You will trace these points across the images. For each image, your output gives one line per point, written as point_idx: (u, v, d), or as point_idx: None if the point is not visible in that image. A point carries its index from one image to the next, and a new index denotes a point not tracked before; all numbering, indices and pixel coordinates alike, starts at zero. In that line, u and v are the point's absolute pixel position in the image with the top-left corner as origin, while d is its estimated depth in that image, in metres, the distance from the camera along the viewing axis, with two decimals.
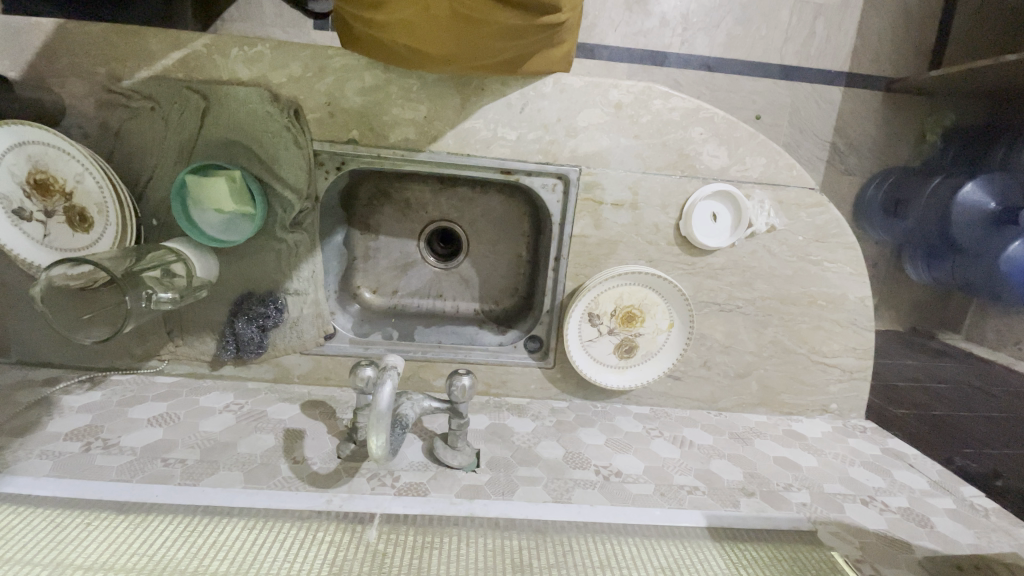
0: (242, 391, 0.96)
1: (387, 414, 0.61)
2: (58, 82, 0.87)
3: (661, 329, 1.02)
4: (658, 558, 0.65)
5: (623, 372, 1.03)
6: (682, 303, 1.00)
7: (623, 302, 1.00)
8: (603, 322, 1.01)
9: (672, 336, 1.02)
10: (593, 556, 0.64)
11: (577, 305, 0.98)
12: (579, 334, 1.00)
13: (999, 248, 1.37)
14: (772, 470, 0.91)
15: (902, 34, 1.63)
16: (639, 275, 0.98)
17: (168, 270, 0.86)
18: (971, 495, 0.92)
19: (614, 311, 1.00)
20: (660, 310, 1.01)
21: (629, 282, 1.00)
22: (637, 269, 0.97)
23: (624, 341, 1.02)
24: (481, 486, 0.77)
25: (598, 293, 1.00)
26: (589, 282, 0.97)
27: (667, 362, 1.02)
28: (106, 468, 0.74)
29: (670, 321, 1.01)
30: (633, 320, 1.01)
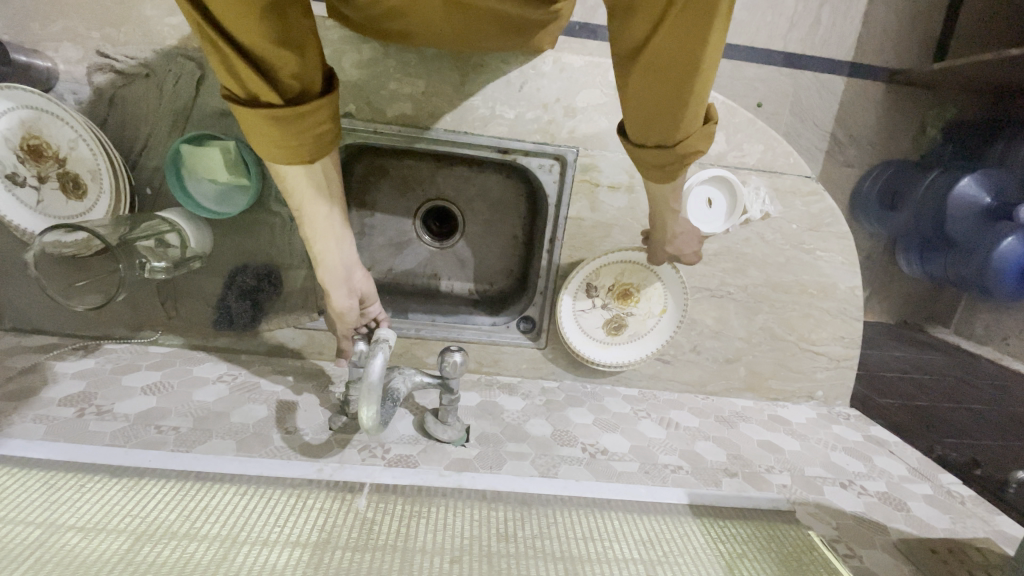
0: (236, 362, 0.97)
1: (379, 385, 0.62)
2: (51, 46, 0.86)
3: (653, 313, 1.03)
4: (640, 532, 0.67)
5: (608, 348, 1.03)
6: (680, 292, 1.02)
7: (621, 278, 1.02)
8: (598, 295, 1.02)
9: (663, 320, 1.03)
10: (578, 529, 0.66)
11: (578, 272, 1.00)
12: (572, 302, 1.01)
13: (993, 243, 1.38)
14: (756, 453, 0.93)
15: (909, 24, 1.61)
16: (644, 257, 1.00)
17: (162, 240, 0.87)
18: (949, 482, 0.94)
19: (610, 285, 1.02)
20: (655, 294, 1.03)
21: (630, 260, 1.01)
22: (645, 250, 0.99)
23: (614, 317, 1.03)
24: (469, 460, 0.79)
25: (600, 266, 1.01)
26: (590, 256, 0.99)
27: (652, 347, 1.03)
28: (100, 433, 0.75)
29: (663, 307, 1.03)
30: (628, 297, 1.03)
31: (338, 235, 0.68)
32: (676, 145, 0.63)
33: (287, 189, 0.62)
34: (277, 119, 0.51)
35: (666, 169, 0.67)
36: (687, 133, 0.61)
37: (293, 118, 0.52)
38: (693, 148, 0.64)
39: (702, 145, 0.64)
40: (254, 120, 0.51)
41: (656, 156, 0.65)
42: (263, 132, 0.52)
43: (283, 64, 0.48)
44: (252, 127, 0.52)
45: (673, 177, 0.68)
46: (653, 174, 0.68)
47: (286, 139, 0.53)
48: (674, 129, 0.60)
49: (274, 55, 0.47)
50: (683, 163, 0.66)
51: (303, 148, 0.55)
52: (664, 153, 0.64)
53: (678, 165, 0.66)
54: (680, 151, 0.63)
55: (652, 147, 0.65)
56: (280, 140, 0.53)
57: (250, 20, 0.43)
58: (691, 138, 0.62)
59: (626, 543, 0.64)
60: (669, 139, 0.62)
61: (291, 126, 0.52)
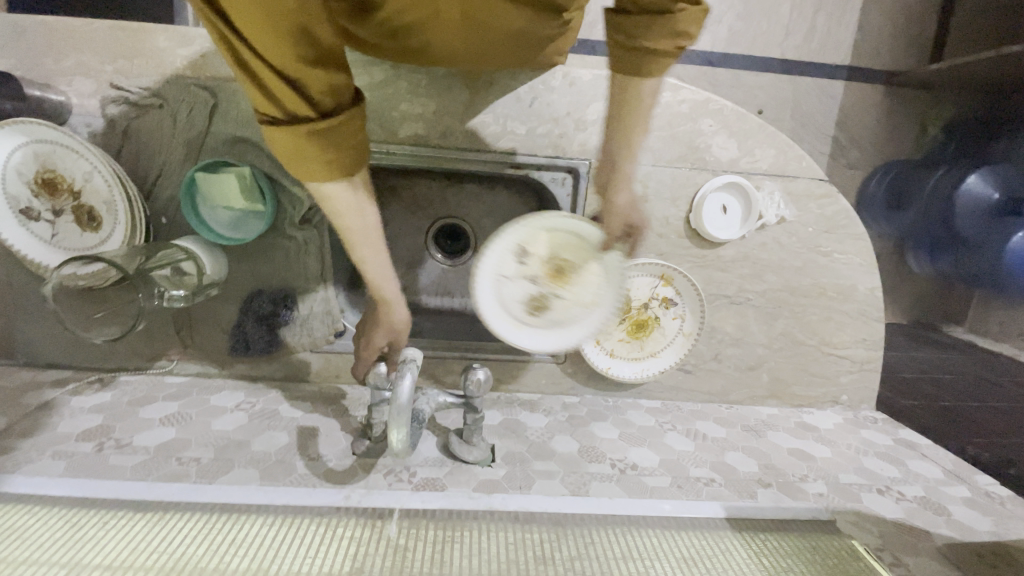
0: (253, 389, 0.95)
1: (407, 407, 0.61)
2: (64, 81, 0.86)
3: (580, 304, 0.85)
4: (680, 550, 0.64)
5: (521, 329, 0.86)
6: (619, 287, 0.83)
7: (564, 251, 0.83)
8: (527, 263, 0.83)
9: (591, 313, 0.84)
10: (615, 548, 0.64)
11: (530, 239, 0.82)
12: (495, 266, 0.82)
13: (1004, 238, 1.37)
14: (787, 461, 0.91)
15: (904, 26, 1.62)
16: (595, 238, 0.80)
17: (178, 268, 0.85)
18: (986, 483, 0.92)
19: (534, 255, 0.83)
20: (590, 282, 0.83)
21: (570, 228, 0.81)
22: (597, 230, 0.79)
23: (538, 294, 0.85)
24: (498, 481, 0.77)
25: (550, 231, 0.82)
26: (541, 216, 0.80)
27: (573, 341, 0.86)
28: (120, 467, 0.74)
29: (594, 298, 0.84)
30: (564, 277, 0.83)
31: (380, 248, 0.66)
32: (665, 10, 0.63)
33: (328, 208, 0.60)
34: (310, 135, 0.50)
35: (649, 42, 0.65)
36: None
37: (327, 133, 0.51)
38: (679, 19, 0.63)
39: (691, 28, 0.65)
40: (287, 138, 0.50)
41: (643, 21, 0.64)
42: (300, 150, 0.51)
43: (312, 80, 0.48)
44: (286, 147, 0.51)
45: (655, 57, 0.66)
46: (633, 51, 0.67)
47: (320, 155, 0.51)
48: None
49: (301, 71, 0.46)
50: (664, 32, 0.64)
51: (339, 164, 0.53)
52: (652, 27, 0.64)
53: (661, 35, 0.64)
54: (669, 18, 0.63)
55: (640, 12, 0.65)
56: (313, 156, 0.51)
57: (273, 30, 0.43)
58: (678, 9, 0.63)
59: (666, 561, 0.62)
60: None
61: (324, 142, 0.51)
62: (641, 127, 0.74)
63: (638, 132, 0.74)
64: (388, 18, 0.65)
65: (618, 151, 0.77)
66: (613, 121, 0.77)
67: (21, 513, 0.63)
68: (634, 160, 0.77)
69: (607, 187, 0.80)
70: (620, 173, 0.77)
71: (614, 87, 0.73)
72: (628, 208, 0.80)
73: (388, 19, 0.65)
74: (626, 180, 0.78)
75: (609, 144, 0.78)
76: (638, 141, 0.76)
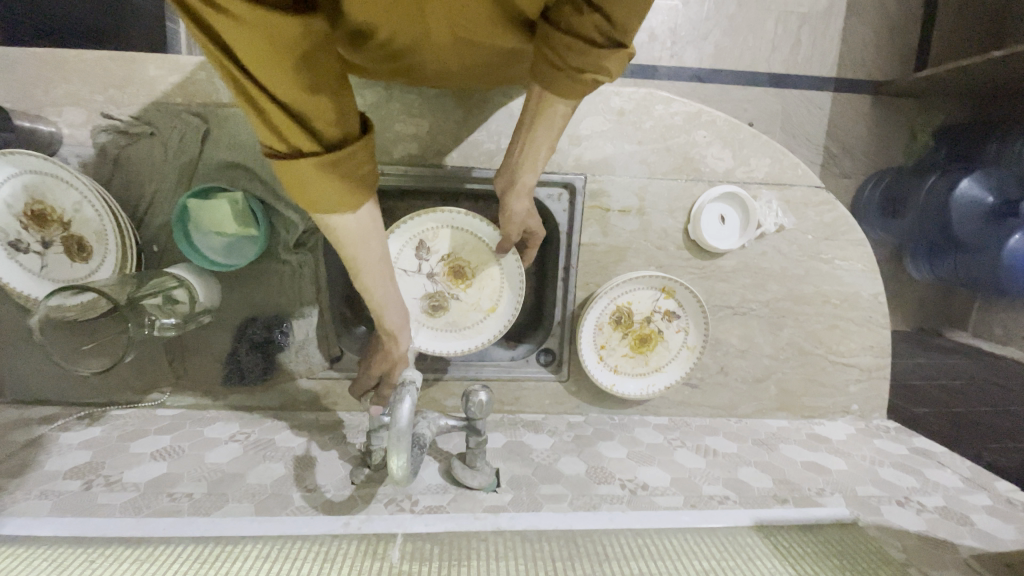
0: (248, 420, 0.93)
1: (408, 431, 0.59)
2: (54, 111, 0.86)
3: (479, 309, 0.94)
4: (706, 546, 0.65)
5: (416, 327, 0.93)
6: (513, 296, 0.93)
7: (460, 254, 0.93)
8: (429, 261, 0.93)
9: (488, 320, 0.94)
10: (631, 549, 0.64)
11: (430, 238, 0.92)
12: (396, 257, 0.91)
13: (1001, 240, 1.37)
14: (801, 475, 0.88)
15: (887, 37, 1.65)
16: (491, 240, 0.91)
17: (169, 296, 0.83)
18: (1006, 490, 0.89)
19: (445, 254, 0.93)
20: (488, 290, 0.94)
21: (479, 240, 0.92)
22: (494, 233, 0.90)
23: (437, 294, 0.94)
24: (504, 506, 0.74)
25: (452, 233, 0.92)
26: (454, 215, 0.90)
27: (469, 344, 0.94)
28: (108, 506, 0.71)
29: (492, 306, 0.94)
30: (460, 278, 0.94)
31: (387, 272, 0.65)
32: (592, 43, 0.56)
33: (337, 239, 0.59)
34: (324, 165, 0.49)
35: (570, 67, 0.58)
36: (603, 29, 0.55)
37: (341, 161, 0.50)
38: (602, 56, 0.57)
39: (611, 69, 0.59)
40: (300, 171, 0.49)
41: (568, 46, 0.57)
42: (311, 179, 0.50)
43: (318, 112, 0.46)
44: (299, 179, 0.50)
45: (573, 82, 0.60)
46: (554, 70, 0.59)
47: (333, 182, 0.50)
48: (596, 13, 0.54)
49: (309, 102, 0.45)
50: (586, 63, 0.57)
51: (349, 191, 0.52)
52: (551, 64, 0.59)
53: (581, 62, 0.57)
54: (591, 50, 0.56)
55: (566, 32, 0.56)
56: (328, 184, 0.50)
57: (282, 62, 0.41)
58: (601, 48, 0.56)
59: (698, 561, 0.61)
60: (588, 23, 0.55)
61: (337, 171, 0.50)
62: (543, 141, 0.70)
63: (545, 146, 0.71)
64: (379, 43, 0.64)
65: (516, 160, 0.73)
66: (519, 125, 0.71)
67: (5, 556, 0.59)
68: (534, 170, 0.74)
69: (505, 191, 0.76)
70: (520, 185, 0.74)
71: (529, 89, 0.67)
72: (523, 215, 0.79)
73: (379, 44, 0.64)
74: (527, 192, 0.76)
75: (514, 144, 0.74)
76: (542, 156, 0.72)
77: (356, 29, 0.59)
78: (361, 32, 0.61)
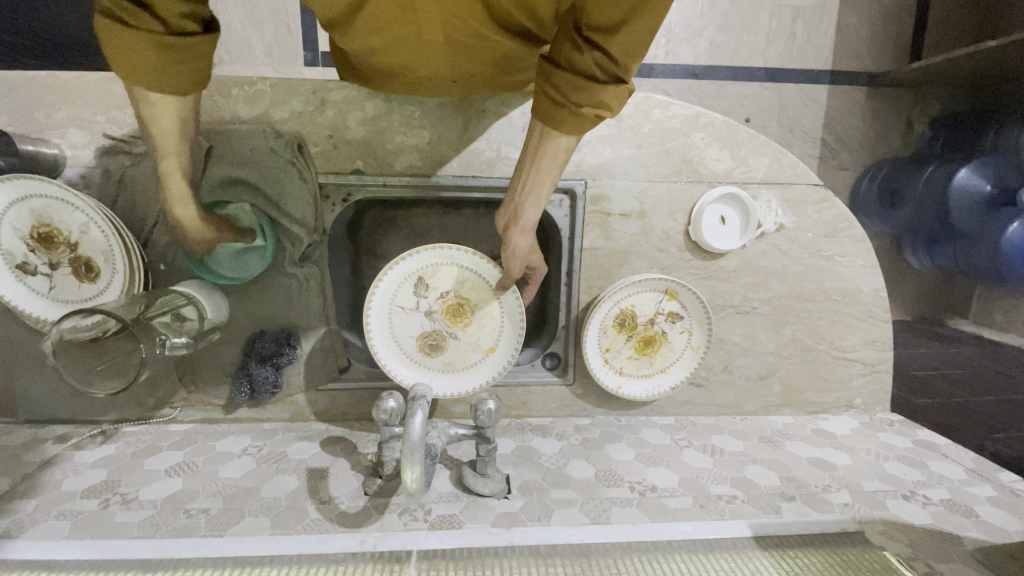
0: (259, 432, 0.94)
1: (421, 445, 0.60)
2: (57, 134, 0.86)
3: (478, 348, 0.94)
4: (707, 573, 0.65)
5: (412, 366, 0.93)
6: (513, 334, 0.92)
7: (459, 292, 0.94)
8: (427, 298, 0.93)
9: (485, 360, 0.94)
10: None
11: (429, 276, 0.93)
12: (394, 294, 0.91)
13: (999, 231, 1.36)
14: (807, 472, 0.89)
15: (881, 29, 1.65)
16: (491, 277, 0.91)
17: (178, 313, 0.84)
18: (1010, 480, 0.90)
19: (444, 292, 0.94)
20: (488, 329, 0.94)
21: (478, 277, 0.92)
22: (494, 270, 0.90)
23: (434, 332, 0.94)
24: (516, 513, 0.75)
25: (450, 271, 0.93)
26: (453, 254, 0.91)
27: (467, 385, 0.93)
28: (127, 524, 0.72)
29: (490, 346, 0.93)
30: (458, 316, 0.94)
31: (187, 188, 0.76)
32: (591, 79, 0.57)
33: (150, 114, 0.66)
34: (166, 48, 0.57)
35: (570, 102, 0.59)
36: (604, 66, 0.56)
37: (180, 49, 0.58)
38: (601, 91, 0.57)
39: (611, 105, 0.59)
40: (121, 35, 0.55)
41: (569, 82, 0.58)
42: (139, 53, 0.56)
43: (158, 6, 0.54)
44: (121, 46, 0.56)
45: (572, 117, 0.60)
46: (554, 106, 0.60)
47: (163, 66, 0.58)
48: (597, 52, 0.55)
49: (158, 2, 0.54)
50: (586, 98, 0.58)
51: (167, 80, 0.60)
52: (551, 101, 0.60)
53: (581, 98, 0.58)
54: (591, 86, 0.57)
55: (567, 69, 0.57)
56: (158, 68, 0.58)
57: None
58: (600, 83, 0.57)
59: None
60: (587, 61, 0.55)
61: (176, 55, 0.58)
62: (547, 175, 0.70)
63: (548, 181, 0.70)
64: (367, 35, 0.64)
65: (519, 195, 0.72)
66: (522, 162, 0.71)
67: None
68: (537, 207, 0.72)
69: (508, 226, 0.76)
70: (523, 222, 0.74)
71: (532, 127, 0.68)
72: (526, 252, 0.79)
73: (366, 36, 0.65)
74: (530, 228, 0.75)
75: (516, 178, 0.73)
76: (545, 191, 0.71)
77: (347, 12, 0.60)
78: (351, 16, 0.61)
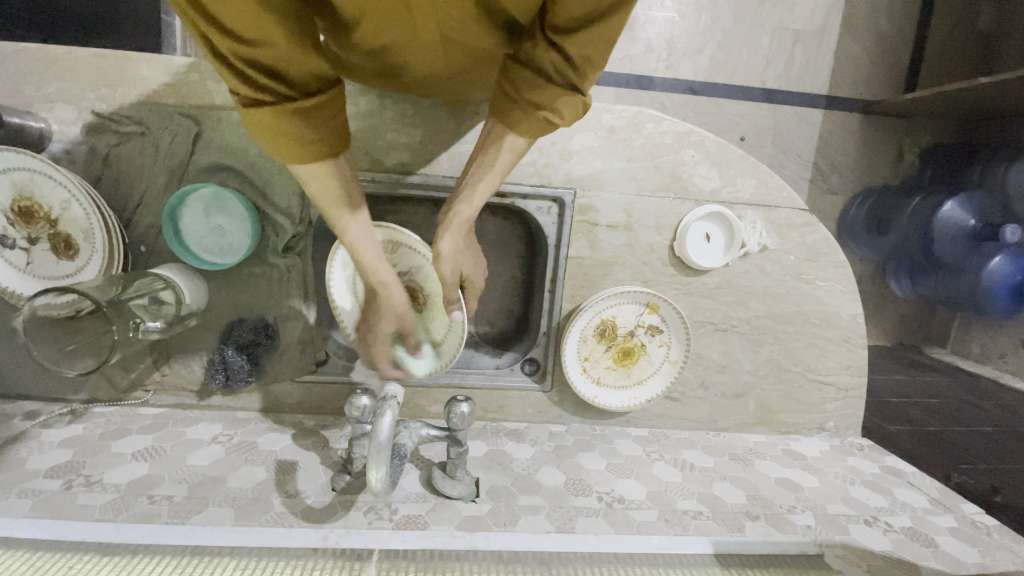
0: (231, 421, 0.93)
1: (388, 445, 0.60)
2: (45, 107, 0.85)
3: (428, 340, 0.91)
4: None
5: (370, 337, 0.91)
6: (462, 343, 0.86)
7: (418, 277, 0.88)
8: None
9: (437, 355, 0.90)
10: None
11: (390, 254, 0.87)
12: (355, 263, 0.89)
13: (980, 264, 1.40)
14: (774, 492, 0.90)
15: (879, 58, 1.68)
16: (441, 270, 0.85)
17: (156, 298, 0.83)
18: (972, 512, 0.91)
19: (406, 272, 0.88)
20: (438, 326, 0.89)
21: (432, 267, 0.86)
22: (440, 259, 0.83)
23: None
24: (482, 517, 0.75)
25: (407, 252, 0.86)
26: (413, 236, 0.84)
27: (416, 373, 0.91)
28: (88, 507, 0.71)
29: (443, 344, 0.90)
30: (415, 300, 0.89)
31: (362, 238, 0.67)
32: (547, 79, 0.57)
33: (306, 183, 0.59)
34: (304, 111, 0.50)
35: (521, 96, 0.59)
36: (562, 71, 0.56)
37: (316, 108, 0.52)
38: (556, 93, 0.58)
39: (565, 109, 0.60)
40: (257, 111, 0.50)
41: (524, 77, 0.58)
42: (277, 127, 0.51)
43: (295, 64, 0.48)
44: (269, 135, 0.51)
45: (523, 115, 0.60)
46: (508, 101, 0.61)
47: (308, 131, 0.52)
48: (556, 53, 0.56)
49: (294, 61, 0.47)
50: (536, 94, 0.58)
51: (312, 144, 0.53)
52: (506, 96, 0.61)
53: (532, 95, 0.59)
54: (545, 85, 0.57)
55: (525, 65, 0.58)
56: (302, 135, 0.52)
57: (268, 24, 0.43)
58: (555, 86, 0.57)
59: None
60: (546, 60, 0.56)
61: (306, 116, 0.51)
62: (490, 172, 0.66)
63: (487, 178, 0.66)
64: (365, 36, 0.64)
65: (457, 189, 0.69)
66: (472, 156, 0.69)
67: None
68: (470, 203, 0.68)
69: (439, 222, 0.71)
70: (453, 216, 0.69)
71: (487, 126, 0.67)
72: (452, 257, 0.71)
73: (364, 35, 0.64)
74: (458, 228, 0.70)
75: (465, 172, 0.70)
76: (479, 191, 0.67)
77: (344, 16, 0.60)
78: (347, 15, 0.60)
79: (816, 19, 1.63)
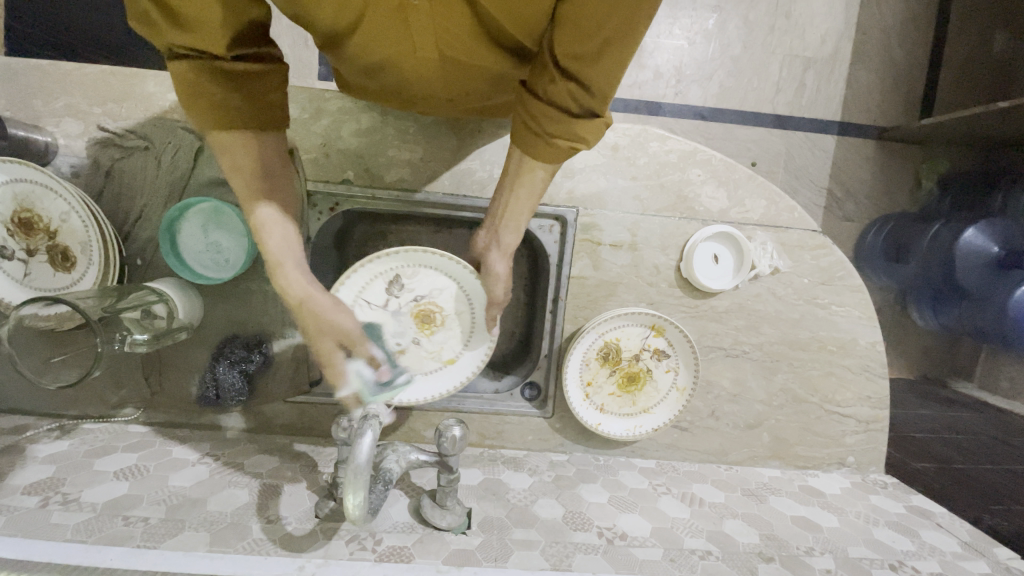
0: (220, 442, 0.90)
1: (366, 468, 0.56)
2: (53, 121, 0.87)
3: (437, 359, 0.91)
4: None
5: None
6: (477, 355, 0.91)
7: (432, 300, 0.90)
8: (399, 298, 0.89)
9: (449, 370, 0.91)
10: None
11: (407, 275, 0.88)
12: (363, 288, 0.87)
13: (1005, 295, 1.30)
14: (790, 531, 0.83)
15: (892, 84, 1.65)
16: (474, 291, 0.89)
17: (149, 311, 0.82)
18: (1007, 557, 0.84)
19: (418, 295, 0.90)
20: (454, 341, 0.92)
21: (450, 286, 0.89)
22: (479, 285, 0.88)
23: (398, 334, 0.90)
24: (472, 552, 0.70)
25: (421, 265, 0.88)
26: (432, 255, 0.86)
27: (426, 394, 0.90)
28: (60, 527, 0.68)
29: (451, 358, 0.91)
30: (428, 321, 0.91)
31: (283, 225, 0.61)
32: (567, 112, 0.56)
33: (234, 168, 0.58)
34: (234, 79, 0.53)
35: (547, 133, 0.58)
36: (578, 97, 0.55)
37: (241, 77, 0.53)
38: (575, 124, 0.57)
39: (588, 138, 0.59)
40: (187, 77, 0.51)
41: (545, 112, 0.57)
42: (202, 99, 0.52)
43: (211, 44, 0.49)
44: (190, 91, 0.52)
45: (546, 147, 0.59)
46: (531, 134, 0.59)
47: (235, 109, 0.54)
48: (571, 82, 0.54)
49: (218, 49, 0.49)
50: (560, 130, 0.57)
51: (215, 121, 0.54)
52: (530, 135, 0.60)
53: (559, 131, 0.58)
54: (568, 119, 0.56)
55: (544, 99, 0.57)
56: (228, 113, 0.54)
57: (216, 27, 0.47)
58: (575, 118, 0.56)
59: None
60: (563, 92, 0.55)
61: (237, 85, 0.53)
62: (526, 201, 0.66)
63: (526, 207, 0.67)
64: (364, 51, 0.63)
65: (498, 220, 0.69)
66: (500, 185, 0.68)
67: None
68: (515, 231, 0.69)
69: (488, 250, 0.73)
70: (502, 247, 0.71)
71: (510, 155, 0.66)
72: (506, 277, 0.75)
73: (360, 49, 0.62)
74: (507, 254, 0.72)
75: (496, 201, 0.70)
76: (523, 219, 0.68)
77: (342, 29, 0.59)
78: (345, 28, 0.58)
79: (827, 46, 1.62)
